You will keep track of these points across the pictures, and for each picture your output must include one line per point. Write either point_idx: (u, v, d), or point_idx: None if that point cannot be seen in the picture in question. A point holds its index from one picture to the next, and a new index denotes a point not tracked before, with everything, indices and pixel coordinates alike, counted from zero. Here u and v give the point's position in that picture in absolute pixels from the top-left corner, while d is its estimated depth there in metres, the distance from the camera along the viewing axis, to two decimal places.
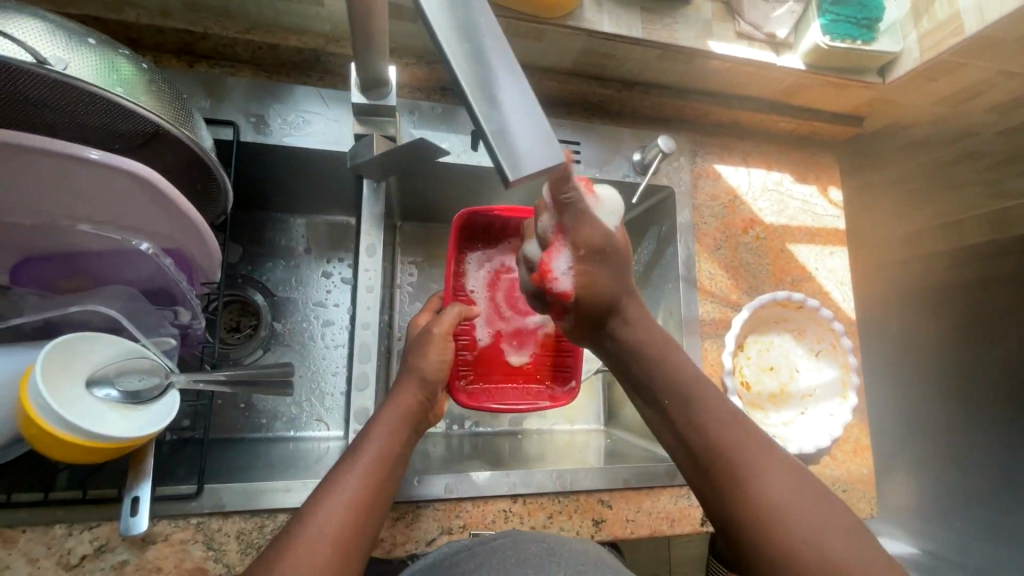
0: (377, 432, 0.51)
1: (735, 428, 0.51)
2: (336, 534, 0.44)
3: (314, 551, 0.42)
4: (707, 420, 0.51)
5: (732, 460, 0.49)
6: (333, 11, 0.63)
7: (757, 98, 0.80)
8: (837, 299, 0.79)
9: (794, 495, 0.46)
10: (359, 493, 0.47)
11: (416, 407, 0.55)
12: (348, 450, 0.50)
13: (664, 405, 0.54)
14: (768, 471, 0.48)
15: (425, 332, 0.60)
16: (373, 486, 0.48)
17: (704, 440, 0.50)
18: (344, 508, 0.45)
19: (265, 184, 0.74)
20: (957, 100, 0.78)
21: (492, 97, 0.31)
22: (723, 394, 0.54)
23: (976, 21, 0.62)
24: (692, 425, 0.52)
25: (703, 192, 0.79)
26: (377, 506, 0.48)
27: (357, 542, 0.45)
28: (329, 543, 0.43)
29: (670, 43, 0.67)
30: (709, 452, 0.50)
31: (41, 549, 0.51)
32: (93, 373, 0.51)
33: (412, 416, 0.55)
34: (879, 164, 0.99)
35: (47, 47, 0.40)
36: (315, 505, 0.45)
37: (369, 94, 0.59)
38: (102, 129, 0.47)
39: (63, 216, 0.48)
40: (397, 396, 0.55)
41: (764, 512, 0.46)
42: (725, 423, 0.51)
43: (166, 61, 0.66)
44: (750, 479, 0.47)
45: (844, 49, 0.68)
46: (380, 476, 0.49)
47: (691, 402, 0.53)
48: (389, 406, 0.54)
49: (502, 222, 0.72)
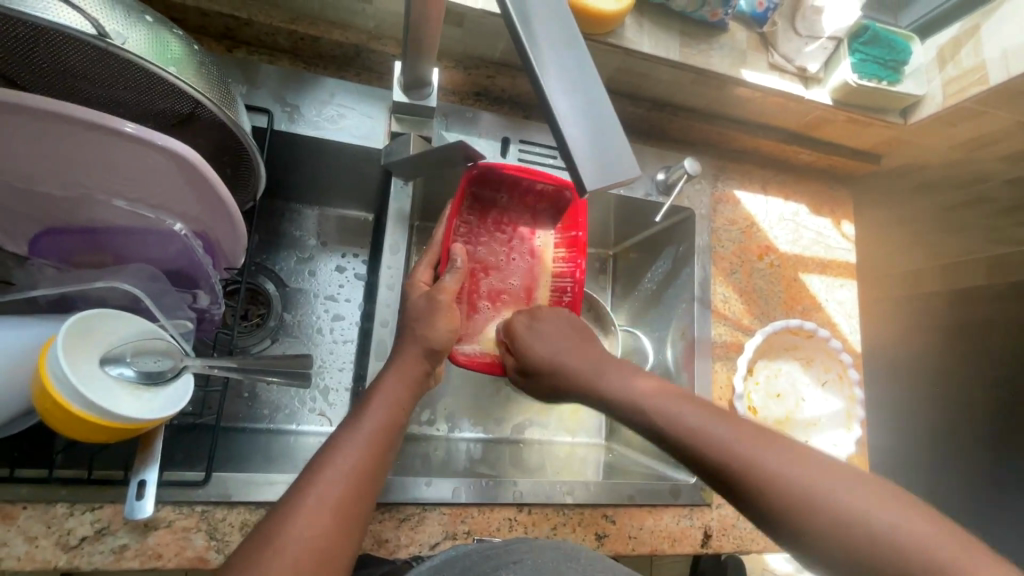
0: (381, 398, 0.50)
1: (764, 440, 0.45)
2: (336, 503, 0.42)
3: (313, 530, 0.40)
4: (760, 451, 0.44)
5: (796, 489, 0.42)
6: (380, 10, 0.64)
7: (780, 128, 0.82)
8: (845, 331, 0.80)
9: (861, 492, 0.41)
10: (361, 458, 0.45)
11: (420, 378, 0.53)
12: (349, 418, 0.49)
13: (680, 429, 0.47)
14: (812, 471, 0.43)
15: (429, 299, 0.57)
16: (374, 452, 0.46)
17: (727, 456, 0.44)
18: (344, 476, 0.44)
19: (291, 173, 0.74)
20: (970, 147, 0.80)
21: (564, 109, 0.31)
22: (727, 419, 0.47)
23: (1001, 71, 0.64)
24: (701, 449, 0.46)
25: (722, 217, 0.80)
26: (381, 474, 0.47)
27: (357, 521, 0.43)
28: (328, 517, 0.41)
29: (706, 69, 0.69)
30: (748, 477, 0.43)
31: (40, 527, 0.50)
32: (108, 351, 0.49)
33: (415, 386, 0.53)
34: (892, 203, 1.01)
35: (106, 19, 0.39)
36: (310, 480, 0.43)
37: (411, 94, 0.62)
38: (142, 105, 0.48)
39: (98, 190, 0.47)
40: (399, 358, 0.53)
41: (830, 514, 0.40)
42: (750, 438, 0.45)
43: (206, 44, 0.66)
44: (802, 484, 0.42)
45: (872, 88, 0.70)
46: (381, 443, 0.47)
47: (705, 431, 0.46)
48: (391, 369, 0.53)
49: (511, 183, 0.66)
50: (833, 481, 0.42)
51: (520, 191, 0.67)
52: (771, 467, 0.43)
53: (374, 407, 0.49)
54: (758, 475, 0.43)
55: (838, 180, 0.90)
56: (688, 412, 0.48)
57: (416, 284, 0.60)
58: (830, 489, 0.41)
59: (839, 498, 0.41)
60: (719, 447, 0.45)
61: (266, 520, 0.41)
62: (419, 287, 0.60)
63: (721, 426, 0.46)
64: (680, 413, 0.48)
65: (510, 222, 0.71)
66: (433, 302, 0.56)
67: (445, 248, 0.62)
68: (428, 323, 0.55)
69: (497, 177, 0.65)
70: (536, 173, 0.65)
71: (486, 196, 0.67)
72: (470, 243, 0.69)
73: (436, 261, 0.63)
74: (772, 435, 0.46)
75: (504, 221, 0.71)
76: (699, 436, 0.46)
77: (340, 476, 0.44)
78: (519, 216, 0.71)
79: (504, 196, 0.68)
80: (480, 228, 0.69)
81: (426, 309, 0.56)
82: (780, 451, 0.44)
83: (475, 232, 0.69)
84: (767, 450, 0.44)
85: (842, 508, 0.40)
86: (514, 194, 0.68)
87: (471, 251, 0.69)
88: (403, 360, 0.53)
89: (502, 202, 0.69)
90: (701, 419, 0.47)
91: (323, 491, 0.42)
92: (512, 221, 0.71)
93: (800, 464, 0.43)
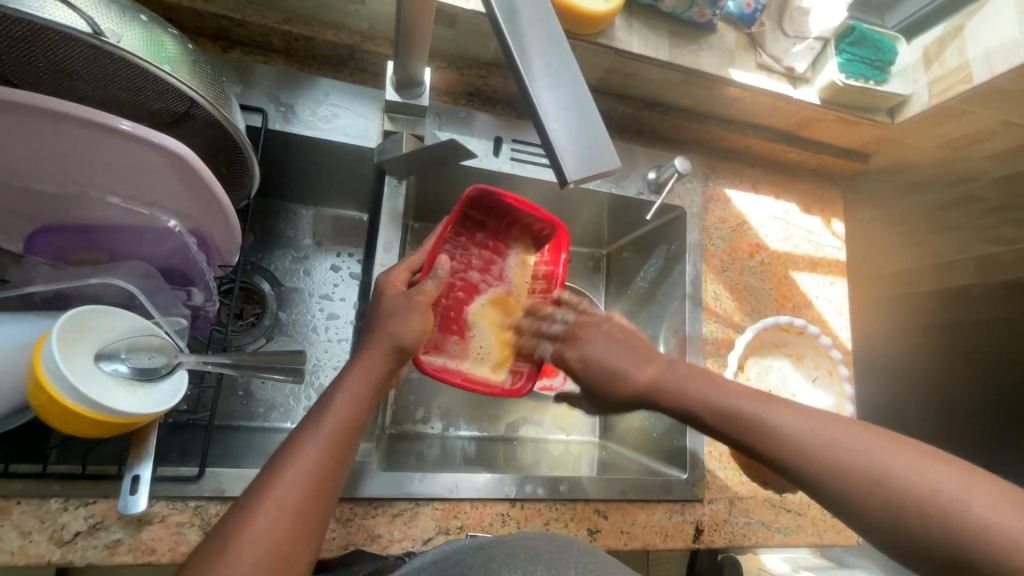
0: (341, 403, 0.49)
1: (769, 400, 0.50)
2: (293, 505, 0.42)
3: (268, 534, 0.40)
4: (764, 409, 0.49)
5: (817, 452, 0.45)
6: (373, 11, 0.65)
7: (770, 128, 0.83)
8: (835, 328, 0.81)
9: (863, 437, 0.45)
10: (324, 455, 0.46)
11: (385, 374, 0.52)
12: (309, 417, 0.48)
13: (691, 400, 0.52)
14: (816, 423, 0.47)
15: (406, 299, 0.56)
16: (334, 453, 0.46)
17: (734, 417, 0.50)
18: (300, 479, 0.44)
19: (286, 173, 0.75)
20: (958, 145, 0.81)
21: (548, 103, 0.32)
22: (732, 385, 0.52)
23: (984, 70, 0.66)
24: (710, 407, 0.51)
25: (713, 215, 0.81)
26: (343, 471, 0.47)
27: (318, 522, 0.44)
28: (286, 522, 0.41)
29: (695, 69, 0.70)
30: (757, 434, 0.48)
31: (34, 522, 0.50)
32: (103, 347, 0.50)
33: (380, 383, 0.52)
34: (882, 202, 1.02)
35: (102, 19, 0.40)
36: (267, 482, 0.43)
37: (403, 93, 0.64)
38: (137, 104, 0.48)
39: (93, 187, 0.48)
40: (364, 354, 0.52)
41: (837, 463, 0.44)
42: (757, 399, 0.50)
43: (201, 44, 0.66)
44: (808, 436, 0.46)
45: (859, 87, 0.71)
46: (343, 443, 0.47)
47: (713, 396, 0.51)
48: (357, 364, 0.52)
49: (501, 210, 0.67)
50: (838, 430, 0.46)
51: (510, 219, 0.69)
52: (778, 425, 0.48)
53: (338, 401, 0.49)
54: (768, 433, 0.48)
55: (827, 179, 0.91)
56: (693, 381, 0.53)
57: (392, 278, 0.58)
58: (834, 439, 0.45)
59: (858, 453, 0.44)
60: (728, 412, 0.50)
61: (240, 509, 0.41)
62: (392, 286, 0.57)
63: (727, 391, 0.51)
64: (686, 382, 0.53)
65: (496, 248, 0.72)
66: (409, 297, 0.56)
67: (432, 253, 0.61)
68: (402, 321, 0.54)
69: (492, 203, 0.66)
70: (529, 207, 0.66)
71: (475, 217, 0.68)
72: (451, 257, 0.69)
73: (417, 267, 0.60)
74: (778, 398, 0.50)
75: (486, 246, 0.72)
76: (709, 403, 0.51)
77: (298, 479, 0.44)
78: (500, 242, 0.72)
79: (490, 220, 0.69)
80: (462, 244, 0.70)
81: (405, 306, 0.55)
82: (787, 410, 0.48)
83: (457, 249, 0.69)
84: (770, 407, 0.49)
85: (861, 460, 0.44)
86: (502, 221, 0.69)
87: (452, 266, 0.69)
88: (392, 355, 0.53)
89: (488, 226, 0.70)
90: (707, 387, 0.52)
91: (283, 488, 0.43)
92: (498, 247, 0.72)
93: (805, 418, 0.47)
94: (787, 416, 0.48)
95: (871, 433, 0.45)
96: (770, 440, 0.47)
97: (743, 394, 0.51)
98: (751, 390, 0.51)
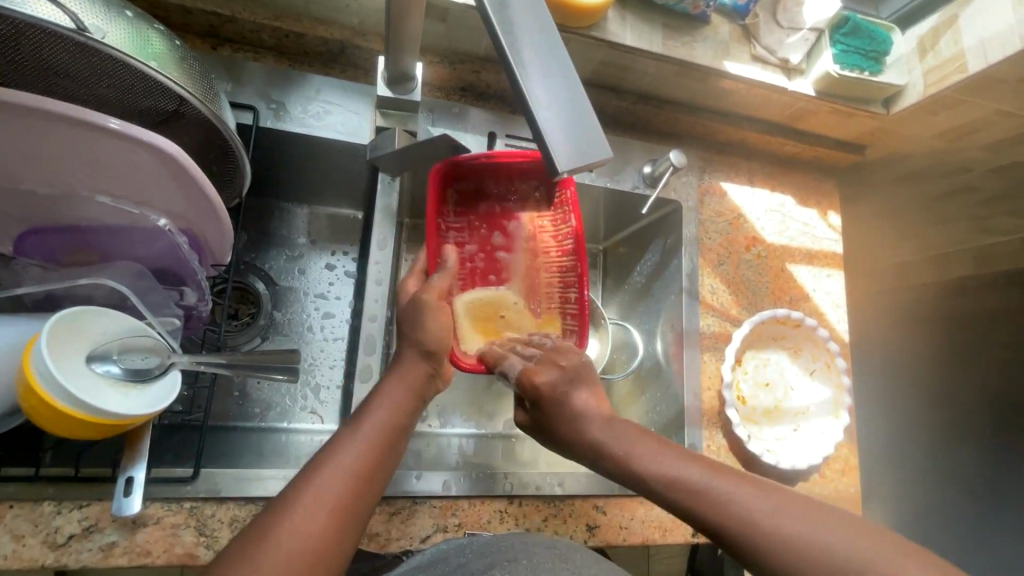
0: (381, 399, 0.50)
1: (721, 473, 0.46)
2: (334, 501, 0.42)
3: (304, 525, 0.40)
4: (715, 482, 0.45)
5: (772, 531, 0.41)
6: (363, 6, 0.64)
7: (765, 121, 0.83)
8: (832, 321, 0.81)
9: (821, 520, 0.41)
10: (363, 459, 0.45)
11: (422, 381, 0.53)
12: (350, 421, 0.49)
13: (642, 467, 0.49)
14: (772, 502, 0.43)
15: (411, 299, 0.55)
16: (377, 450, 0.47)
17: (685, 488, 0.46)
18: (344, 479, 0.43)
19: (278, 171, 0.74)
20: (955, 134, 0.81)
21: (539, 97, 0.31)
22: (681, 453, 0.49)
23: (979, 60, 0.65)
24: (661, 469, 0.48)
25: (708, 209, 0.80)
26: (384, 473, 0.47)
27: (354, 524, 0.43)
28: (327, 514, 0.41)
29: (689, 61, 0.69)
30: (708, 510, 0.44)
31: (26, 526, 0.50)
32: (95, 348, 0.49)
33: (420, 385, 0.53)
34: (878, 195, 1.02)
35: (85, 14, 0.39)
36: (311, 474, 0.43)
37: (395, 88, 0.63)
38: (124, 102, 0.48)
39: (82, 186, 0.47)
40: (401, 363, 0.54)
41: (794, 545, 0.40)
42: (710, 471, 0.47)
43: (189, 42, 0.66)
44: (763, 517, 0.42)
45: (853, 78, 0.71)
46: (380, 445, 0.47)
47: (663, 461, 0.49)
48: (396, 372, 0.53)
49: (492, 170, 0.62)
50: (795, 509, 0.42)
51: (507, 173, 0.62)
52: (731, 500, 0.44)
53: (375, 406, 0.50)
54: (722, 508, 0.44)
55: (823, 171, 0.91)
56: (644, 447, 0.51)
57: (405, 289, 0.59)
58: (794, 521, 0.41)
59: (816, 535, 0.40)
60: (675, 484, 0.47)
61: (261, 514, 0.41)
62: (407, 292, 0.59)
63: (679, 461, 0.48)
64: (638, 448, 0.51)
65: (508, 211, 0.66)
66: (417, 301, 0.55)
67: (428, 252, 0.60)
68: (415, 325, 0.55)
69: (476, 166, 0.60)
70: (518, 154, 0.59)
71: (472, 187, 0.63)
72: (463, 241, 0.66)
73: (426, 269, 0.61)
74: (730, 470, 0.47)
75: (498, 212, 0.66)
76: (661, 472, 0.48)
77: (340, 475, 0.44)
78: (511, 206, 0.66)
79: (489, 184, 0.63)
80: (470, 222, 0.66)
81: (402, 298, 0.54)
82: (740, 486, 0.45)
83: (466, 229, 0.66)
84: (723, 480, 0.45)
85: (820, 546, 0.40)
86: (502, 183, 0.63)
87: (468, 249, 0.66)
88: (405, 369, 0.53)
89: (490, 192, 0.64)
90: (657, 456, 0.49)
91: (321, 486, 0.42)
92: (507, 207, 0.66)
93: (759, 495, 0.44)
94: (739, 492, 0.44)
95: (831, 513, 0.42)
96: (723, 518, 0.43)
97: (696, 466, 0.47)
98: (698, 458, 0.49)
